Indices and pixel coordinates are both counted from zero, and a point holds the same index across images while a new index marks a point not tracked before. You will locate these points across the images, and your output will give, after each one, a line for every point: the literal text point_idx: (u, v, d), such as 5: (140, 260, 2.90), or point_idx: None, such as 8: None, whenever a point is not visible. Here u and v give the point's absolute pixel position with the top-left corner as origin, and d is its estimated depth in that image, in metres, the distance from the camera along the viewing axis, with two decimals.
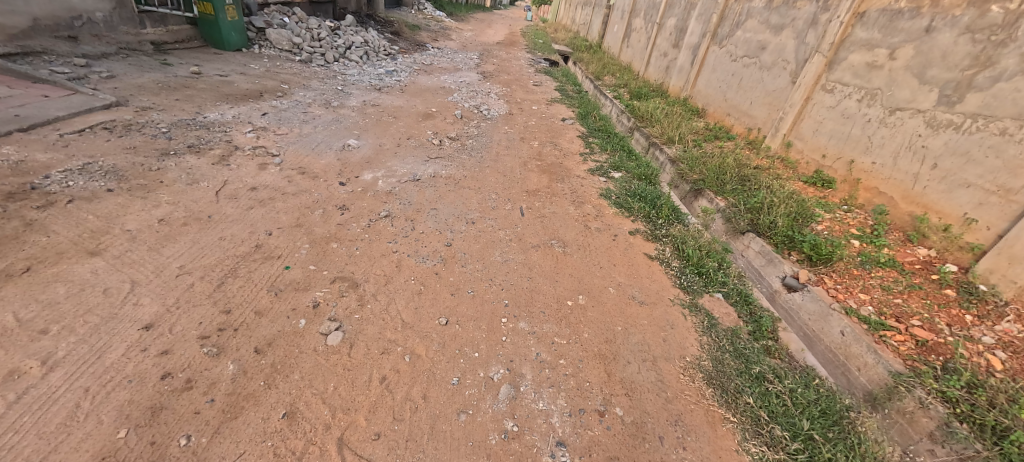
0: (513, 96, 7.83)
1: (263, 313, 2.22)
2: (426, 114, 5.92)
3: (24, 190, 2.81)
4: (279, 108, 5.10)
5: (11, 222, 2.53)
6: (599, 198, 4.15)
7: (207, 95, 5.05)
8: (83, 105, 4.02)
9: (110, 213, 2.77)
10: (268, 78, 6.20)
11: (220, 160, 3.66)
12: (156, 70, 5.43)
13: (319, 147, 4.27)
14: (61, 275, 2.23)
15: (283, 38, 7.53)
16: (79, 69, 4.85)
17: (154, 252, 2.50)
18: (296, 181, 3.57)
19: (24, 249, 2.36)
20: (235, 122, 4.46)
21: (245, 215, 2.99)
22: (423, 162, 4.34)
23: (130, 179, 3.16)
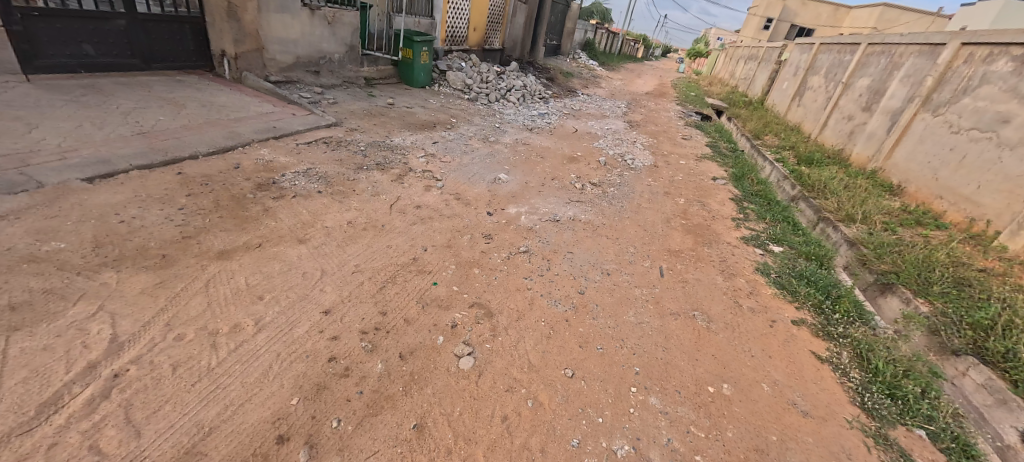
0: (659, 148, 7.59)
1: (410, 321, 2.45)
2: (570, 157, 6.09)
3: (268, 183, 3.67)
4: (446, 139, 5.80)
5: (256, 207, 3.31)
6: (754, 273, 3.64)
7: (395, 122, 6.04)
8: (314, 123, 5.16)
9: (316, 210, 3.43)
10: (442, 112, 7.15)
11: (397, 178, 4.28)
12: (364, 100, 6.73)
13: (474, 177, 4.69)
14: (278, 255, 2.81)
15: (459, 79, 8.68)
16: (316, 95, 6.28)
17: (340, 248, 3.00)
18: (452, 205, 3.96)
19: (259, 229, 3.05)
20: (413, 147, 5.20)
21: (409, 229, 3.41)
22: (564, 204, 4.42)
23: (333, 185, 3.88)
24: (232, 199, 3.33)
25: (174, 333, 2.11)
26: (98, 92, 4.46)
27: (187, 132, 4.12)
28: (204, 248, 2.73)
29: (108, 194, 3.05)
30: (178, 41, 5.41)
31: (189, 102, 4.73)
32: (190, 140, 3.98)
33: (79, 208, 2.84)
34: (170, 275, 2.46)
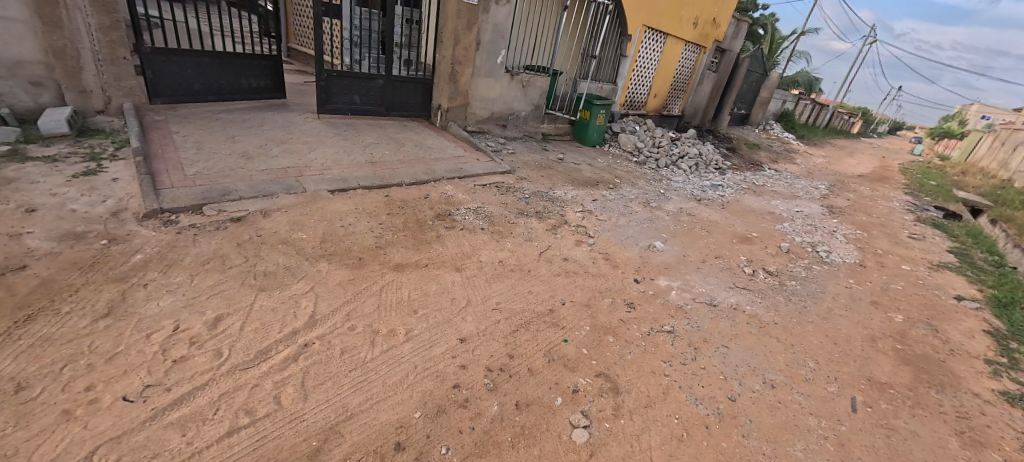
0: (870, 244, 6.10)
1: (533, 372, 2.44)
2: (743, 237, 5.39)
3: (445, 214, 4.28)
4: (607, 198, 5.82)
5: (432, 233, 3.86)
6: (1021, 452, 2.49)
7: (561, 176, 6.39)
8: (493, 169, 5.84)
9: (476, 244, 3.80)
10: (607, 171, 7.26)
11: (552, 228, 4.46)
12: (538, 153, 7.36)
13: (628, 240, 4.54)
14: (438, 277, 3.19)
15: (630, 141, 8.73)
16: (499, 145, 7.16)
17: (487, 283, 3.24)
18: (599, 264, 3.90)
19: (429, 252, 3.53)
20: (572, 201, 5.38)
21: (552, 280, 3.47)
22: (726, 289, 3.88)
23: (495, 224, 4.28)
24: (416, 222, 3.97)
25: (349, 323, 2.56)
26: (353, 129, 5.99)
27: (400, 165, 5.16)
28: (387, 259, 3.30)
29: (339, 204, 3.99)
30: (412, 95, 6.93)
31: (407, 142, 5.95)
32: (399, 171, 4.96)
33: (319, 211, 3.78)
34: (359, 275, 3.03)
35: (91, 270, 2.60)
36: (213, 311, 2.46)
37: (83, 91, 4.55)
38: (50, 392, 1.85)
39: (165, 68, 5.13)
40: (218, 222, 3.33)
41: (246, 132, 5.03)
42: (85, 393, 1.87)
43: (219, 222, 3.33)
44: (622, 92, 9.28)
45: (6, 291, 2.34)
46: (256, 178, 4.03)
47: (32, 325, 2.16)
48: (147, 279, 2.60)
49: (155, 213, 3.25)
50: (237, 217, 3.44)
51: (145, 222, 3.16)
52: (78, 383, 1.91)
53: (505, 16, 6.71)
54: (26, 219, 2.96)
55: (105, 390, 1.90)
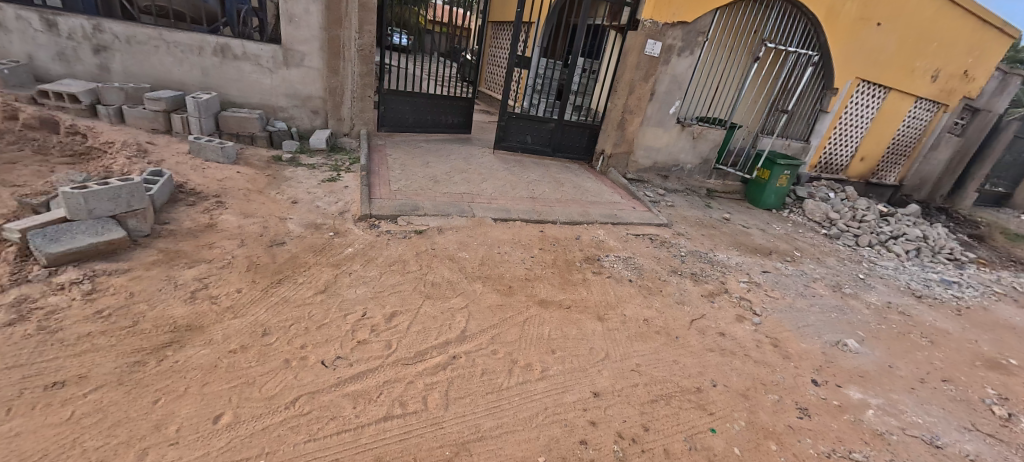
0: None
1: (670, 456, 2.17)
2: (993, 361, 3.92)
3: (593, 258, 4.28)
4: (782, 272, 4.96)
5: (578, 275, 3.88)
6: None
7: (726, 238, 5.75)
8: (648, 220, 5.61)
9: (622, 296, 3.67)
10: (786, 240, 6.21)
11: (708, 295, 4.02)
12: (700, 209, 6.81)
13: (806, 329, 3.75)
14: (578, 322, 3.16)
15: (819, 209, 7.24)
16: (658, 196, 6.87)
17: (628, 341, 3.06)
18: (765, 350, 3.31)
19: (573, 294, 3.55)
20: (737, 268, 4.76)
21: (703, 354, 3.09)
22: (958, 428, 2.86)
23: (644, 279, 4.06)
24: (565, 262, 4.06)
25: (491, 346, 2.73)
26: (521, 165, 6.54)
27: (557, 203, 5.38)
28: (533, 293, 3.43)
29: (499, 232, 4.36)
30: (578, 140, 7.24)
31: (566, 182, 6.20)
32: (556, 209, 5.17)
33: (482, 236, 4.18)
34: (507, 303, 3.22)
35: (319, 254, 3.38)
36: (391, 307, 2.91)
37: (340, 119, 6.08)
38: (281, 342, 2.44)
39: (392, 104, 6.49)
40: (405, 231, 3.99)
41: (437, 159, 5.97)
42: (300, 349, 2.41)
43: (406, 232, 3.98)
44: (815, 152, 7.98)
45: (270, 258, 3.21)
46: (438, 199, 4.72)
47: (280, 287, 2.91)
48: (352, 269, 3.25)
49: (366, 217, 4.07)
50: (419, 230, 4.06)
51: (358, 223, 3.98)
52: (297, 340, 2.47)
53: (687, 68, 6.55)
54: (290, 208, 4.03)
55: (311, 351, 2.41)
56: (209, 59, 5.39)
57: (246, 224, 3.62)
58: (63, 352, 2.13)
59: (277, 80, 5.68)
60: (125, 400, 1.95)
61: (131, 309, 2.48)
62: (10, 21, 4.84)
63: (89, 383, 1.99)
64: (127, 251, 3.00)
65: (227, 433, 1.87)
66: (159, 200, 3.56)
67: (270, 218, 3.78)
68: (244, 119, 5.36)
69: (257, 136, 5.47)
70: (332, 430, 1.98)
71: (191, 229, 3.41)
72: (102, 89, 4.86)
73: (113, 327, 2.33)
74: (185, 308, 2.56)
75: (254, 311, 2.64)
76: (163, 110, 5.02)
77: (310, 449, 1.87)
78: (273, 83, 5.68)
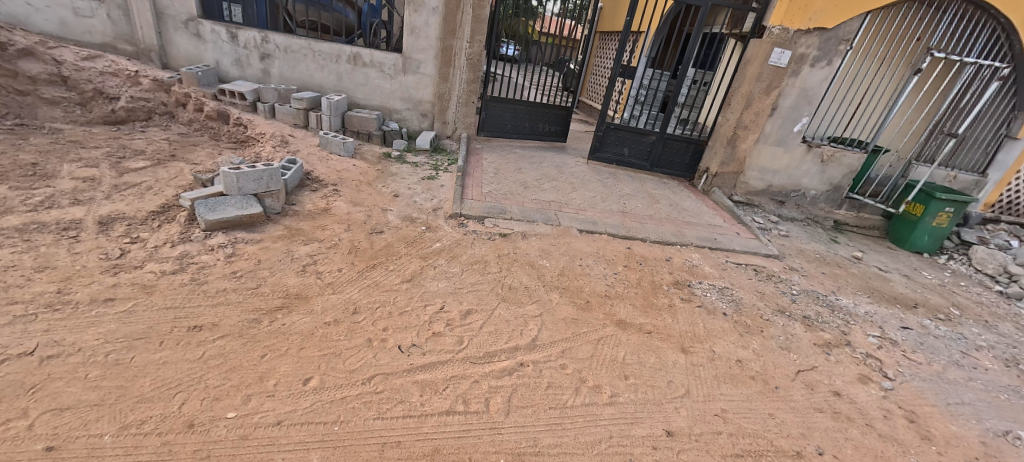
0: None
1: None
2: None
3: (684, 283, 3.94)
4: (930, 331, 4.03)
5: (664, 299, 3.60)
6: None
7: (854, 281, 4.87)
8: (754, 248, 5.00)
9: (712, 330, 3.30)
10: (939, 292, 5.04)
11: (824, 344, 3.43)
12: (822, 243, 5.89)
13: (960, 408, 2.99)
14: (658, 351, 2.92)
15: (992, 259, 5.73)
16: (769, 223, 6.12)
17: (715, 381, 2.75)
18: (896, 424, 2.70)
19: (657, 319, 3.29)
20: (866, 318, 3.99)
21: (808, 415, 2.62)
22: None
23: (742, 314, 3.61)
24: (651, 284, 3.79)
25: (560, 360, 2.64)
26: (614, 178, 6.32)
27: (650, 220, 5.08)
28: (611, 312, 3.26)
29: (583, 244, 4.25)
30: (680, 155, 6.78)
31: (662, 199, 5.83)
32: (647, 227, 4.88)
33: (565, 246, 4.11)
34: (582, 318, 3.10)
35: (410, 246, 3.61)
36: (467, 304, 3.00)
37: (444, 122, 6.51)
38: (367, 322, 2.65)
39: (493, 111, 6.75)
40: (490, 233, 4.09)
41: (530, 166, 6.04)
42: (382, 332, 2.59)
43: (491, 234, 4.08)
44: (992, 187, 6.37)
45: (369, 244, 3.53)
46: (526, 205, 4.76)
47: (373, 272, 3.17)
48: (437, 263, 3.42)
49: (456, 215, 4.27)
50: (504, 233, 4.13)
51: (448, 220, 4.19)
52: (381, 323, 2.66)
53: (820, 81, 5.74)
54: (391, 201, 4.39)
55: (391, 335, 2.57)
56: (343, 66, 6.16)
57: (354, 212, 4.02)
58: (205, 301, 2.58)
59: (396, 84, 6.27)
60: (241, 350, 2.28)
61: (257, 273, 2.91)
62: (207, 34, 6.09)
63: (217, 331, 2.37)
64: (260, 224, 3.54)
65: (311, 396, 2.08)
66: (290, 184, 4.15)
67: (374, 208, 4.16)
68: (365, 119, 6.02)
69: (373, 135, 6.10)
70: (398, 413, 2.08)
71: (310, 211, 3.91)
72: (263, 89, 5.84)
73: (242, 286, 2.76)
74: (297, 279, 2.93)
75: (350, 290, 2.92)
76: (304, 109, 5.86)
77: (377, 426, 1.99)
78: (392, 87, 6.29)
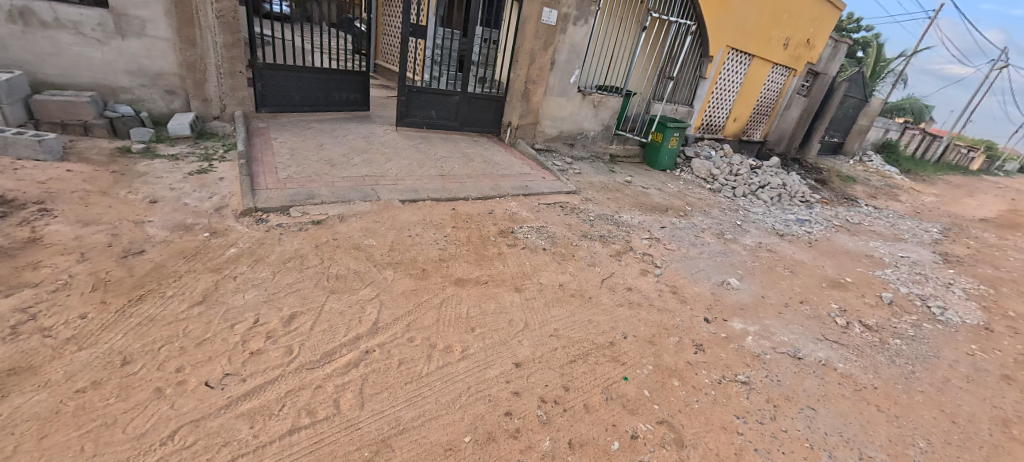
0: (999, 302, 5.00)
1: (589, 409, 2.32)
2: (834, 281, 4.68)
3: (508, 231, 4.29)
4: (676, 225, 5.47)
5: (493, 249, 3.87)
6: None
7: (628, 200, 6.12)
8: (557, 188, 5.76)
9: (537, 265, 3.74)
10: (678, 197, 6.82)
11: (616, 254, 4.28)
12: (605, 174, 7.18)
13: (699, 274, 4.20)
14: (496, 296, 3.17)
15: (704, 167, 8.06)
16: (566, 164, 7.07)
17: (546, 307, 3.16)
18: (666, 297, 3.64)
19: (490, 269, 3.53)
20: (638, 227, 5.11)
21: (614, 310, 3.30)
22: (813, 340, 3.42)
23: (557, 245, 4.19)
24: (479, 238, 4.01)
25: (408, 334, 2.60)
26: (427, 142, 6.25)
27: (467, 179, 5.26)
28: (448, 273, 3.34)
29: (409, 214, 4.15)
30: (485, 112, 7.10)
31: (475, 157, 6.09)
32: (467, 185, 5.06)
33: (389, 220, 3.94)
34: (421, 287, 3.09)
35: (193, 260, 2.89)
36: (289, 308, 2.62)
37: (205, 100, 5.22)
38: (149, 369, 2.06)
39: (272, 81, 5.71)
40: (300, 223, 3.59)
41: (332, 141, 5.44)
42: (176, 374, 2.06)
43: (302, 223, 3.59)
44: (698, 114, 8.79)
45: (126, 272, 2.68)
46: (337, 185, 4.32)
47: (142, 305, 2.44)
48: (237, 273, 2.85)
49: (250, 211, 3.58)
50: (317, 220, 3.69)
51: (240, 219, 3.48)
52: (171, 363, 2.11)
53: (583, 37, 6.70)
54: (149, 209, 3.38)
55: (192, 373, 2.07)
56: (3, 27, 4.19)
57: (87, 234, 2.96)
58: None
59: (112, 53, 4.65)
60: None
61: None
62: None
63: None
64: None
65: None
66: None
67: (121, 223, 3.14)
68: (71, 104, 4.34)
69: (92, 125, 4.49)
70: (225, 458, 1.73)
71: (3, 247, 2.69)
72: None
73: None
74: (4, 347, 2.03)
75: (109, 337, 2.19)
76: None
77: None
78: (107, 57, 4.64)
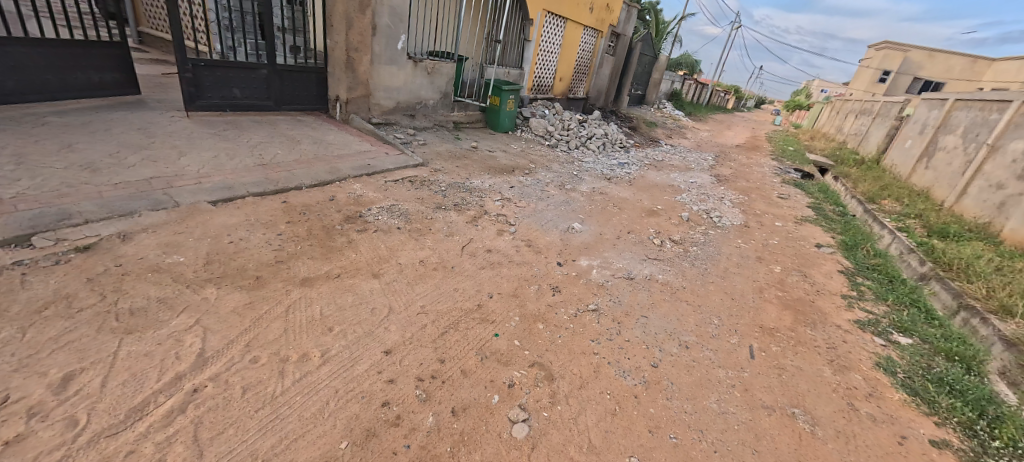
0: (751, 205, 6.75)
1: (467, 373, 2.37)
2: (650, 211, 5.66)
3: (355, 216, 3.95)
4: (524, 183, 5.81)
5: (341, 238, 3.54)
6: (873, 367, 3.01)
7: (477, 165, 6.24)
8: (404, 163, 5.51)
9: (393, 246, 3.57)
10: (522, 156, 7.23)
11: (472, 220, 4.35)
12: (451, 142, 7.14)
13: (548, 224, 4.59)
14: (353, 287, 2.94)
15: (540, 126, 8.68)
16: (409, 136, 6.77)
17: (409, 287, 3.06)
18: (522, 251, 3.89)
19: (341, 260, 3.23)
20: (489, 190, 5.27)
21: (477, 274, 3.39)
22: (640, 262, 4.10)
23: (411, 222, 4.05)
24: (322, 229, 3.60)
25: (250, 355, 2.24)
26: (235, 128, 5.23)
27: (297, 165, 4.61)
28: (290, 275, 2.94)
29: (226, 217, 3.47)
30: (304, 88, 6.25)
31: (303, 139, 5.36)
32: (298, 172, 4.45)
33: (200, 228, 3.24)
34: (258, 297, 2.66)
35: None
36: (60, 368, 1.97)
37: None
38: None
39: None
40: (57, 253, 2.68)
41: (88, 138, 4.11)
42: None
43: (59, 254, 2.68)
44: (528, 76, 9.32)
45: None
46: (110, 194, 3.32)
47: None
48: None
49: None
50: (84, 245, 2.79)
51: None
52: None
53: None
54: None
55: None
56: None
57: None
58: None
59: None
60: None
61: None
62: None
63: None
64: None
65: None
66: None
67: None
68: None
69: None
70: None
71: None
72: None
73: None
74: None
75: None
76: None
77: None
78: None
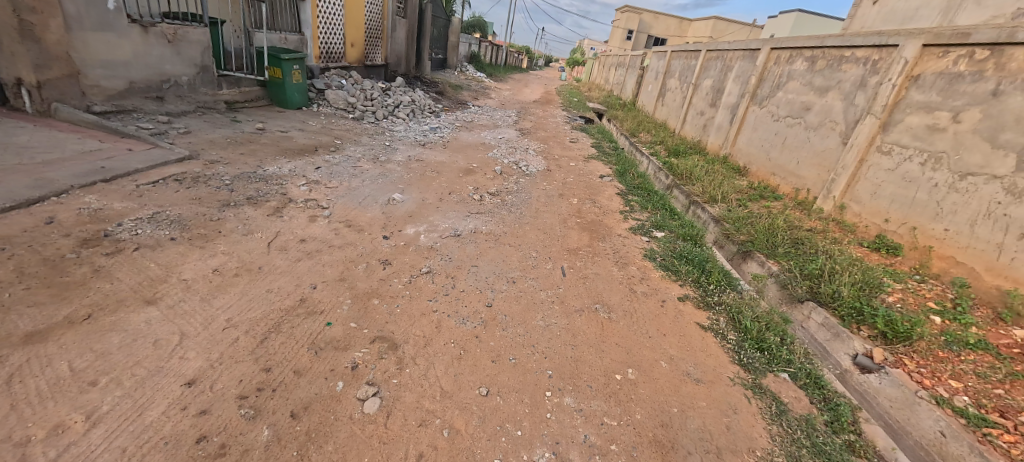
0: (550, 152, 7.72)
1: (301, 372, 2.19)
2: (467, 170, 5.93)
3: (97, 236, 3.00)
4: (331, 162, 5.31)
5: (81, 268, 2.67)
6: (644, 259, 3.97)
7: (268, 149, 5.39)
8: (161, 159, 4.36)
9: (170, 262, 2.88)
10: (323, 133, 6.55)
11: (274, 212, 3.81)
12: (226, 126, 5.94)
13: (366, 200, 4.37)
14: (118, 324, 2.30)
15: (339, 98, 7.94)
16: (161, 125, 5.33)
17: (205, 303, 2.57)
18: (342, 233, 3.64)
19: (88, 296, 2.46)
20: (291, 175, 4.65)
21: (293, 267, 3.05)
22: (465, 218, 4.32)
23: (190, 228, 3.31)
24: (43, 263, 2.64)
25: None
26: None
27: None
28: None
29: None
30: None
31: None
32: None
33: None
34: None
35: None
36: None
37: None
38: None
39: None
40: None
41: None
42: None
43: None
44: (313, 43, 8.35)
45: None
46: None
47: None
48: None
49: None
50: None
51: None
52: None
53: None
54: None
55: None
56: None
57: None
58: None
59: None
60: None
61: None
62: None
63: None
64: None
65: None
66: None
67: None
68: None
69: None
70: None
71: None
72: None
73: None
74: None
75: None
76: None
77: None
78: None
